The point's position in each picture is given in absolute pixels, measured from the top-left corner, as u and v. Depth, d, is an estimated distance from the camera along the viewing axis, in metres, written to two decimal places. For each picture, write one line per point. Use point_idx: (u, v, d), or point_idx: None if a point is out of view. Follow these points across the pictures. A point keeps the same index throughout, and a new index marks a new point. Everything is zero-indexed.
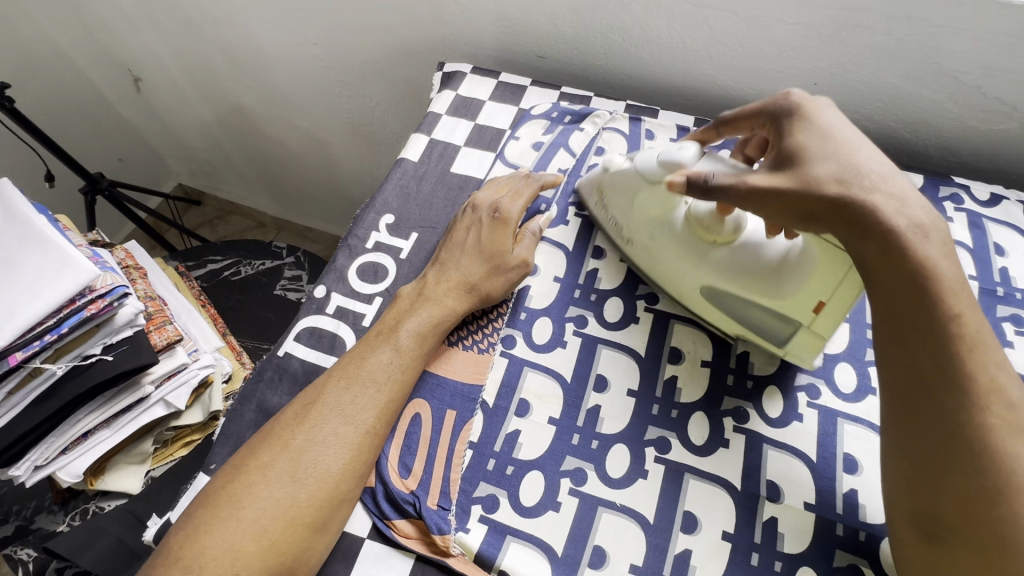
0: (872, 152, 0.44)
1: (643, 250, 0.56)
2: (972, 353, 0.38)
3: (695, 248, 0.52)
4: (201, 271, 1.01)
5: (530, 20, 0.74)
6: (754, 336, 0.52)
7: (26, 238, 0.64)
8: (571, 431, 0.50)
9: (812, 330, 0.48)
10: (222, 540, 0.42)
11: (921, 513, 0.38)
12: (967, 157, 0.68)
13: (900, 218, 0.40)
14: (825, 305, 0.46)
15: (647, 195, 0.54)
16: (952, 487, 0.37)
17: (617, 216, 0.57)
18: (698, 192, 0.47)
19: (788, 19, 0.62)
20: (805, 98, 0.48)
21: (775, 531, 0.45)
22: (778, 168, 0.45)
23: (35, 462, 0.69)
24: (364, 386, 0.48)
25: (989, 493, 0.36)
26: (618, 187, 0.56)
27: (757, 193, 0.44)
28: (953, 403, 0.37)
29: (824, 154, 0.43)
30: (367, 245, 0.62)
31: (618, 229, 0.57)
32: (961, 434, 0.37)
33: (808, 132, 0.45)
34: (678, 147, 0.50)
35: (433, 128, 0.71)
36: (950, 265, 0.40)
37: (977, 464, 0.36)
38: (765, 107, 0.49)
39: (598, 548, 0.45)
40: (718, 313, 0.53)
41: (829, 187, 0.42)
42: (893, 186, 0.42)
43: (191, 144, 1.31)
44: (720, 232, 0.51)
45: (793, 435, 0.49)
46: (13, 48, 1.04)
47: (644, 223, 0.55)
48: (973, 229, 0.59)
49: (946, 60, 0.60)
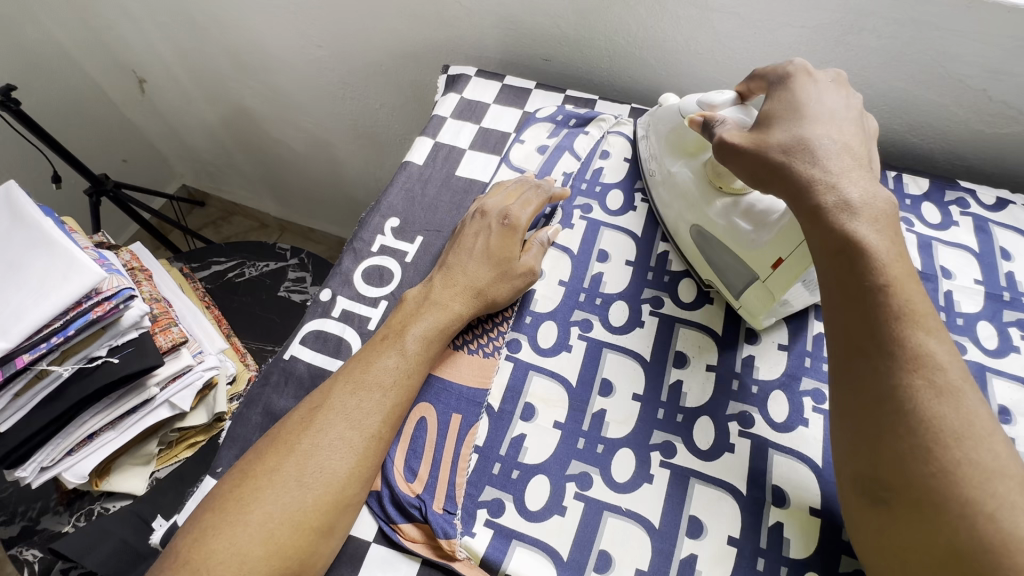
0: (832, 131, 0.45)
1: (660, 186, 0.60)
2: (901, 321, 0.39)
3: (700, 189, 0.55)
4: (205, 272, 1.01)
5: (535, 24, 0.74)
6: (720, 286, 0.55)
7: (32, 241, 0.64)
8: (576, 435, 0.50)
9: (765, 285, 0.50)
10: (230, 543, 0.42)
11: (864, 477, 0.40)
12: (973, 160, 0.68)
13: (830, 194, 0.43)
14: (783, 262, 0.48)
15: (681, 133, 0.58)
16: (888, 448, 0.38)
17: (654, 151, 0.61)
18: (706, 135, 0.51)
19: (794, 22, 0.62)
20: (804, 70, 0.49)
21: (781, 537, 0.45)
22: (751, 128, 0.48)
23: (41, 463, 0.69)
24: (370, 391, 0.48)
25: (916, 451, 0.37)
26: (662, 119, 0.60)
27: (723, 147, 0.48)
28: (883, 366, 0.39)
29: (783, 126, 0.46)
30: (372, 248, 0.62)
31: (651, 161, 0.62)
32: (889, 397, 0.39)
33: (781, 103, 0.48)
34: (717, 92, 0.53)
35: (438, 131, 0.71)
36: (882, 240, 0.41)
37: (908, 425, 0.38)
38: (770, 72, 0.51)
39: (603, 552, 0.45)
40: (700, 258, 0.56)
41: (773, 154, 0.45)
42: (835, 164, 0.44)
43: (195, 145, 1.31)
44: (727, 181, 0.53)
45: (798, 440, 0.49)
46: (18, 49, 1.04)
47: (672, 158, 0.59)
48: (979, 233, 0.59)
49: (951, 64, 0.60)
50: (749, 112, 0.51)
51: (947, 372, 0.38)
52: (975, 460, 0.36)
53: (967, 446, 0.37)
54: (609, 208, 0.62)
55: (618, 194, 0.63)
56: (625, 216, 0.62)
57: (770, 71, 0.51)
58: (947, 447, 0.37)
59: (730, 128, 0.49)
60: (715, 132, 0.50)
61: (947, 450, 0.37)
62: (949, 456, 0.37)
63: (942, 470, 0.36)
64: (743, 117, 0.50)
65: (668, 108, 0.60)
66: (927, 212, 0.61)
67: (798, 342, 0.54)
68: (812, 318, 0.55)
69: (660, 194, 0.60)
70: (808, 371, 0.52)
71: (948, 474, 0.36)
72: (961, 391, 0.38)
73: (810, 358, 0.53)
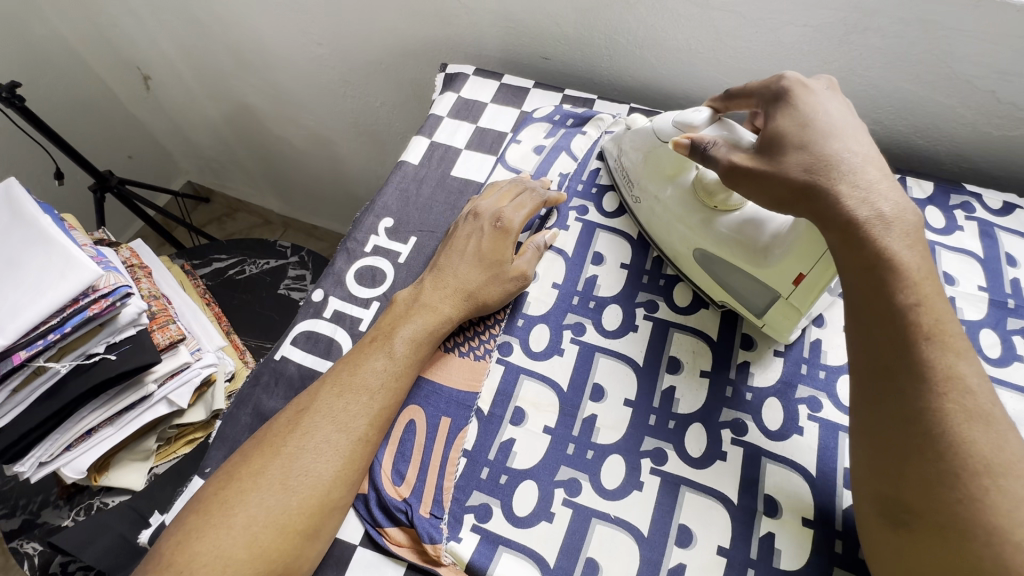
0: (852, 141, 0.45)
1: (647, 209, 0.58)
2: (931, 341, 0.39)
3: (695, 211, 0.54)
4: (205, 269, 1.01)
5: (533, 22, 0.73)
6: (734, 304, 0.53)
7: (29, 238, 0.65)
8: (566, 441, 0.49)
9: (789, 302, 0.49)
10: (212, 546, 0.42)
11: (886, 499, 0.39)
12: (979, 163, 0.67)
13: (863, 208, 0.42)
14: (805, 277, 0.47)
15: (659, 154, 0.56)
16: (914, 472, 0.38)
17: (631, 175, 0.59)
18: (697, 157, 0.49)
19: (796, 21, 0.61)
20: (798, 82, 0.48)
21: (772, 547, 0.44)
22: (759, 151, 0.46)
23: (40, 458, 0.69)
24: (357, 394, 0.48)
25: (945, 476, 0.37)
26: (636, 143, 0.58)
27: (735, 171, 0.47)
28: (908, 388, 0.39)
29: (798, 144, 0.45)
30: (365, 248, 0.62)
31: (630, 186, 0.59)
32: (914, 420, 0.38)
33: (789, 118, 0.46)
34: (694, 110, 0.52)
35: (434, 130, 0.70)
36: (913, 256, 0.41)
37: (936, 448, 0.37)
38: (760, 88, 0.50)
39: (591, 560, 0.45)
40: (703, 273, 0.54)
41: (795, 175, 0.44)
42: (861, 178, 0.43)
43: (199, 142, 1.32)
44: (718, 197, 0.52)
45: (792, 448, 0.48)
46: (24, 46, 1.05)
47: (655, 181, 0.57)
48: (984, 238, 0.58)
49: (958, 64, 0.58)
50: (732, 128, 0.51)
51: (976, 396, 0.38)
52: (1005, 488, 0.36)
53: (997, 474, 0.36)
54: (604, 209, 0.62)
55: (615, 195, 0.62)
56: (621, 218, 0.61)
57: (755, 87, 0.50)
58: (976, 474, 0.36)
59: (727, 149, 0.48)
60: (714, 155, 0.48)
61: (976, 478, 0.36)
62: (977, 483, 0.36)
63: (969, 496, 0.36)
64: (729, 134, 0.50)
65: (639, 130, 0.58)
66: (931, 216, 0.60)
67: (795, 349, 0.53)
68: (810, 324, 0.54)
69: (649, 218, 0.58)
70: (804, 378, 0.51)
71: (974, 500, 0.36)
72: (993, 417, 0.38)
73: (806, 365, 0.52)
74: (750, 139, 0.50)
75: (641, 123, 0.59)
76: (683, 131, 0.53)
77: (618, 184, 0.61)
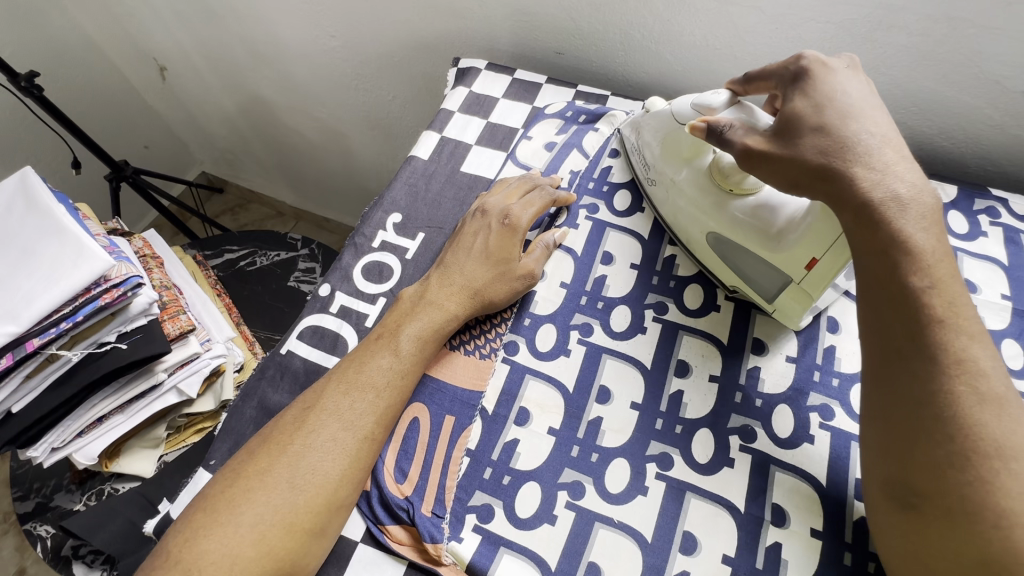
0: (869, 121, 0.43)
1: (663, 193, 0.57)
2: (943, 324, 0.38)
3: (709, 194, 0.53)
4: (218, 260, 1.02)
5: (548, 16, 0.72)
6: (749, 291, 0.53)
7: (43, 227, 0.65)
8: (571, 443, 0.48)
9: (801, 287, 0.48)
10: (220, 545, 0.42)
11: (894, 482, 0.38)
12: (1007, 167, 0.64)
13: (878, 189, 0.41)
14: (818, 262, 0.46)
15: (676, 138, 0.55)
16: (923, 453, 0.37)
17: (647, 158, 0.58)
18: (714, 140, 0.48)
19: (819, 17, 0.59)
20: (818, 62, 0.47)
21: (779, 558, 0.44)
22: (775, 133, 0.45)
23: (52, 444, 0.70)
24: (363, 392, 0.48)
25: (957, 458, 0.36)
26: (651, 126, 0.57)
27: (752, 156, 0.45)
28: (922, 370, 0.38)
29: (815, 125, 0.43)
30: (373, 243, 0.62)
31: (646, 169, 0.59)
32: (924, 403, 0.38)
33: (806, 99, 0.45)
34: (713, 93, 0.50)
35: (445, 125, 0.70)
36: (927, 238, 0.40)
37: (945, 431, 0.37)
38: (776, 71, 0.48)
39: (592, 564, 0.44)
40: (720, 263, 0.54)
41: (811, 157, 0.43)
42: (878, 159, 0.42)
43: (213, 133, 1.32)
44: (733, 180, 0.51)
45: (802, 457, 0.47)
46: (43, 36, 1.06)
47: (671, 164, 0.56)
48: (1008, 245, 0.56)
49: (987, 63, 0.56)
50: (751, 112, 0.48)
51: (989, 380, 0.37)
52: (1016, 471, 0.35)
53: (1009, 457, 0.35)
54: (615, 208, 0.61)
55: (626, 194, 0.61)
56: (631, 217, 0.60)
57: (774, 71, 0.48)
58: (986, 457, 0.36)
59: (744, 133, 0.46)
60: (730, 138, 0.47)
61: (986, 461, 0.35)
62: (987, 467, 0.35)
63: (979, 479, 0.35)
64: (748, 118, 0.48)
65: (657, 113, 0.56)
66: (954, 221, 0.58)
67: (808, 355, 0.52)
68: (824, 330, 0.53)
69: (664, 200, 0.57)
70: (817, 386, 0.50)
71: (985, 483, 0.35)
72: (1005, 399, 0.37)
73: (819, 372, 0.51)
74: (767, 121, 0.48)
75: (660, 105, 0.58)
76: (701, 114, 0.51)
77: (634, 166, 0.61)
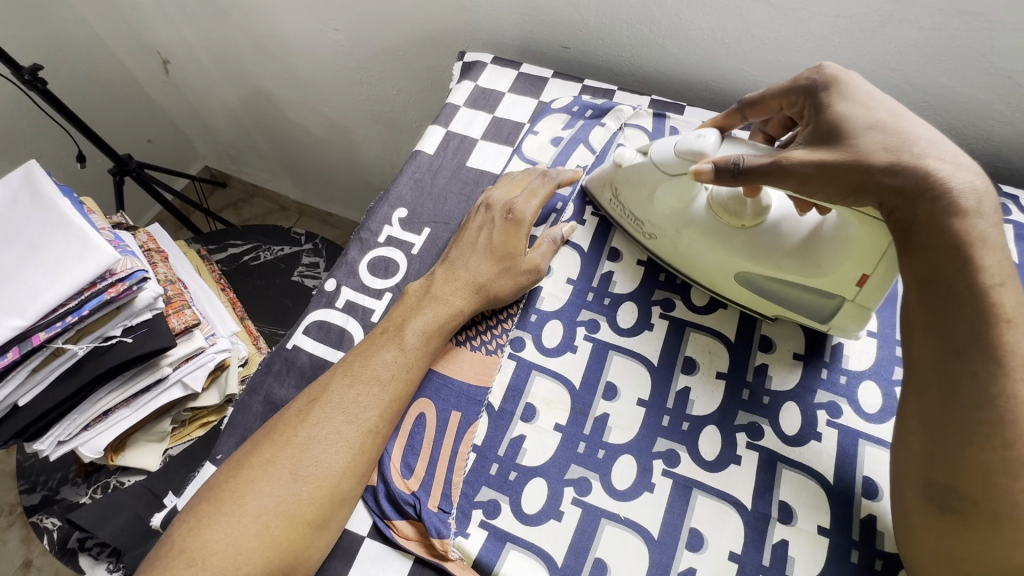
0: (912, 117, 0.44)
1: (668, 243, 0.55)
2: (1010, 326, 0.38)
3: (723, 232, 0.53)
4: (222, 255, 1.02)
5: (554, 9, 0.72)
6: (796, 318, 0.52)
7: (48, 221, 0.65)
8: (577, 440, 0.48)
9: (857, 304, 0.48)
10: (223, 535, 0.42)
11: (937, 485, 0.39)
12: (1016, 163, 0.64)
13: (959, 178, 0.41)
14: (869, 278, 0.46)
15: (665, 189, 0.53)
16: (971, 458, 0.38)
17: (637, 213, 0.56)
18: (726, 176, 0.45)
19: (829, 11, 0.58)
20: (838, 71, 0.48)
21: (785, 555, 0.44)
22: (821, 142, 0.44)
23: (58, 437, 0.71)
24: (367, 386, 0.48)
25: (1008, 464, 0.37)
26: (634, 181, 0.55)
27: (802, 169, 0.43)
28: (984, 372, 0.38)
29: (868, 125, 0.43)
30: (379, 239, 0.62)
31: (639, 225, 0.56)
32: (981, 407, 0.38)
33: (848, 103, 0.45)
34: (698, 136, 0.49)
35: (450, 119, 0.69)
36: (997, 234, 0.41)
37: (1003, 437, 0.37)
38: (796, 85, 0.49)
39: (598, 560, 0.44)
40: (757, 298, 0.52)
41: (878, 158, 0.41)
42: (941, 151, 0.42)
43: (217, 127, 1.32)
44: (744, 215, 0.52)
45: (810, 455, 0.47)
46: (45, 29, 1.06)
47: (666, 216, 0.54)
48: (1019, 242, 0.56)
49: (999, 58, 0.56)
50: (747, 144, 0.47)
51: None
52: None
53: None
54: None
55: None
56: None
57: (792, 83, 0.49)
58: None
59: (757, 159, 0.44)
60: (746, 169, 0.44)
61: None
62: None
63: None
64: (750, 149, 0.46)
65: (635, 167, 0.54)
66: None
67: (816, 352, 0.52)
68: None
69: (671, 250, 0.55)
70: (825, 384, 0.50)
71: None
72: None
73: (827, 370, 0.51)
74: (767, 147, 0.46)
75: (631, 156, 0.55)
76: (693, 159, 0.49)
77: (620, 222, 0.58)
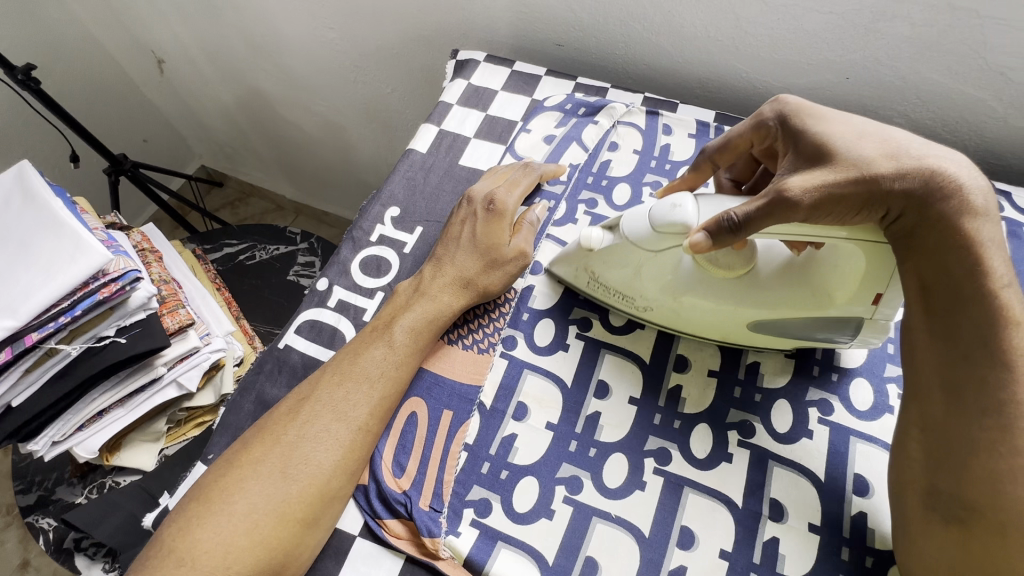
0: (885, 127, 0.45)
1: (667, 310, 0.51)
2: (1016, 329, 0.39)
3: (722, 291, 0.49)
4: (217, 254, 1.02)
5: (547, 7, 0.71)
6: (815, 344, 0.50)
7: (40, 222, 0.65)
8: (569, 438, 0.48)
9: (875, 321, 0.47)
10: (212, 534, 0.42)
11: (942, 493, 0.39)
12: (1010, 159, 0.64)
13: (976, 179, 0.42)
14: (884, 295, 0.45)
15: (647, 264, 0.49)
16: (979, 464, 0.38)
17: (624, 290, 0.52)
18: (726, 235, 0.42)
19: (821, 8, 0.58)
20: (795, 100, 0.48)
21: (776, 552, 0.43)
22: (810, 164, 0.43)
23: (52, 438, 0.70)
24: (356, 383, 0.48)
25: (1015, 471, 0.37)
26: (611, 261, 0.50)
27: (806, 192, 0.41)
28: (993, 377, 0.38)
29: (857, 135, 0.43)
30: (371, 237, 0.62)
31: (630, 301, 0.52)
32: (989, 412, 0.38)
33: (828, 122, 0.45)
34: (671, 204, 0.45)
35: (443, 117, 0.69)
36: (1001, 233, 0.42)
37: (1011, 443, 0.37)
38: (762, 121, 0.49)
39: (589, 558, 0.44)
40: (774, 338, 0.50)
41: (882, 167, 0.41)
42: (935, 150, 0.43)
43: (213, 126, 1.32)
44: (739, 267, 0.48)
45: (801, 453, 0.47)
46: (40, 29, 1.05)
47: (656, 287, 0.50)
48: (1012, 239, 0.55)
49: (992, 53, 0.56)
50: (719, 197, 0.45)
51: None
52: None
53: None
54: (614, 203, 0.61)
55: (624, 189, 0.62)
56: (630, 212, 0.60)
57: (757, 121, 0.49)
58: None
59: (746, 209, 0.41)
60: (744, 224, 0.41)
61: None
62: None
63: None
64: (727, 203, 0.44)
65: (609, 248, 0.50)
66: None
67: (807, 351, 0.52)
68: None
69: (673, 316, 0.51)
70: (816, 381, 0.50)
71: None
72: None
73: (818, 367, 0.51)
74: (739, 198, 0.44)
75: (598, 236, 0.50)
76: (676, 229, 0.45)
77: (608, 300, 0.54)
